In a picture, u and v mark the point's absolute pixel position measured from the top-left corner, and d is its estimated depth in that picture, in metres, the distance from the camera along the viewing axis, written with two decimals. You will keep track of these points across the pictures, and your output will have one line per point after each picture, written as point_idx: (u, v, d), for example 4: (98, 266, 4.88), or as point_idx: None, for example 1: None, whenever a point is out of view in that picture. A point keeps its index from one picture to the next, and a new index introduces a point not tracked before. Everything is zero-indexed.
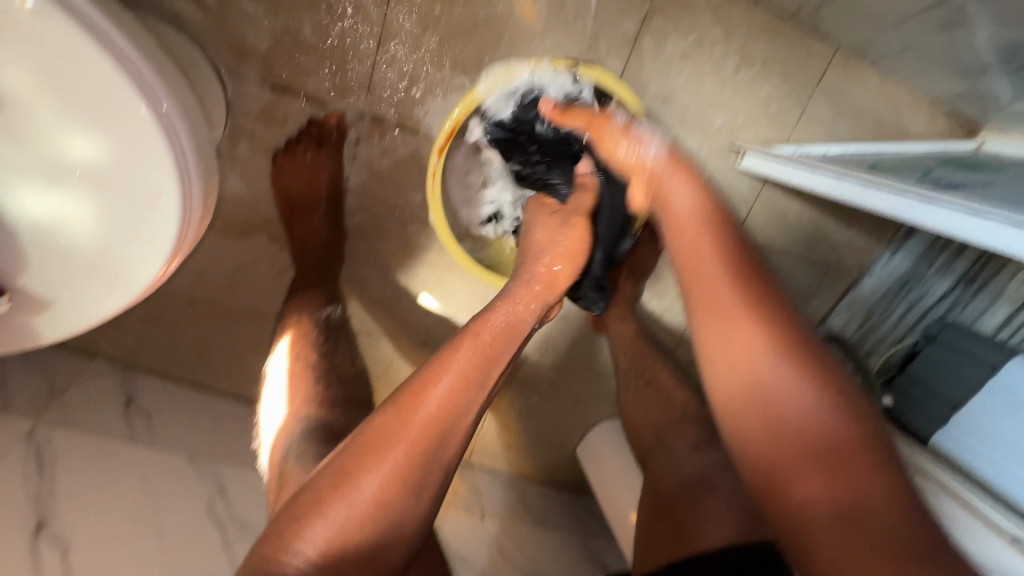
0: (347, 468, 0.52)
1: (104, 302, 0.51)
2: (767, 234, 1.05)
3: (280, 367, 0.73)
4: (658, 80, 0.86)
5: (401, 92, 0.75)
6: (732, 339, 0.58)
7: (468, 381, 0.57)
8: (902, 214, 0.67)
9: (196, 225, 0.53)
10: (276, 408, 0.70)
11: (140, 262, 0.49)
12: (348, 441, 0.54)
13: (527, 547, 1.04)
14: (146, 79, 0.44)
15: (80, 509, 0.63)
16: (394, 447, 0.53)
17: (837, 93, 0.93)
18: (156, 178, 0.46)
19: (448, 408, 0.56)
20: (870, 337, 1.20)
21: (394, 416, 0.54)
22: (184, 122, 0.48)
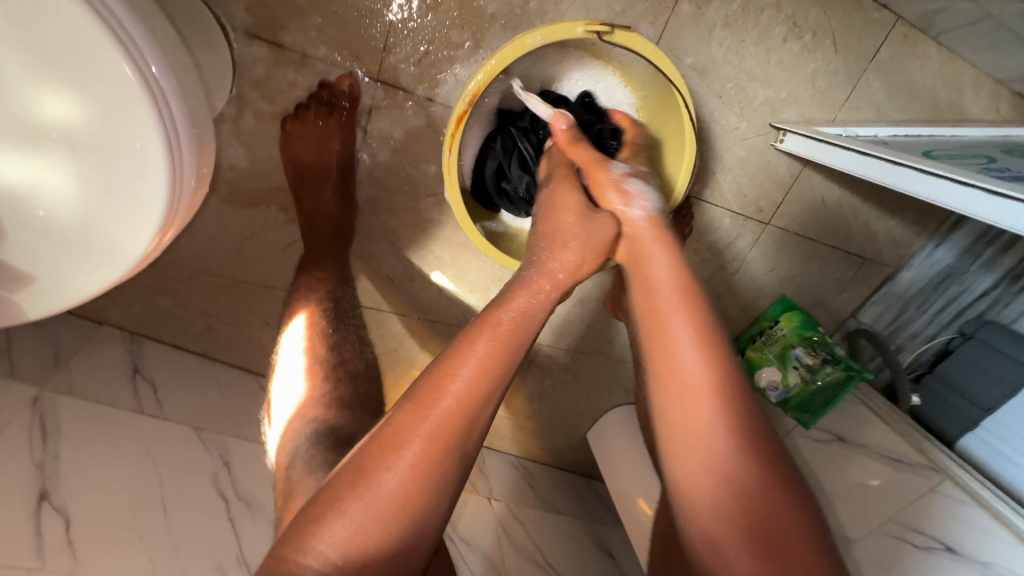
0: (365, 465, 0.47)
1: (92, 275, 0.48)
2: (802, 220, 0.99)
3: (293, 344, 0.71)
4: (697, 49, 0.79)
5: (418, 55, 0.69)
6: (674, 387, 0.58)
7: (490, 369, 0.53)
8: (957, 205, 0.61)
9: (191, 195, 0.49)
10: (290, 390, 0.67)
11: (128, 233, 0.46)
12: (362, 443, 0.49)
13: (533, 530, 1.03)
14: (129, 31, 0.40)
15: (84, 478, 0.62)
16: (413, 443, 0.48)
17: (892, 69, 0.85)
18: (141, 146, 0.42)
19: (467, 400, 0.51)
20: (900, 333, 1.14)
21: (413, 411, 0.49)
22: (176, 87, 0.44)
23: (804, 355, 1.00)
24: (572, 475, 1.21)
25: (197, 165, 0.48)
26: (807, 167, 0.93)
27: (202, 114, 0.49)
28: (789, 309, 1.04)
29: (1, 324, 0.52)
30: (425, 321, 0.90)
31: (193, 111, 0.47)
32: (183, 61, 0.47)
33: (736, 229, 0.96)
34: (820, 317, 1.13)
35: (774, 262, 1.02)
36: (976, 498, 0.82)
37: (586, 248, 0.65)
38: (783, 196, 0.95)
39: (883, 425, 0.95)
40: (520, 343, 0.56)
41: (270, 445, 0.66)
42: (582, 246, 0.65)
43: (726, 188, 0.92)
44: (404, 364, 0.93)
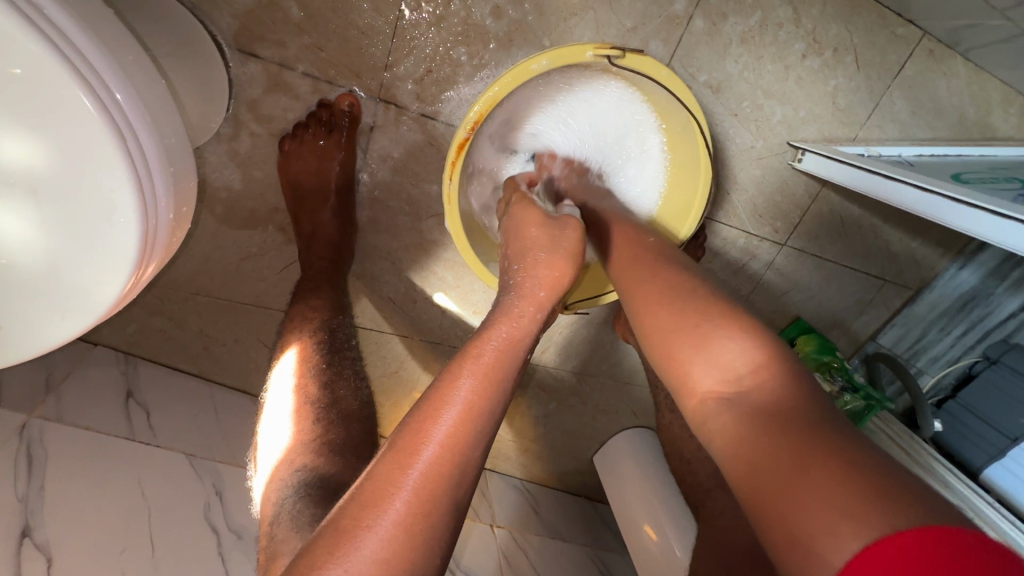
0: (345, 525, 0.37)
1: (64, 321, 0.46)
2: (819, 242, 0.95)
3: (284, 380, 0.68)
4: (712, 66, 0.75)
5: (421, 73, 0.67)
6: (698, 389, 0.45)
7: (482, 407, 0.42)
8: (985, 234, 0.57)
9: (168, 235, 0.47)
10: (278, 431, 0.64)
11: (100, 278, 0.44)
12: (343, 496, 0.39)
13: (536, 559, 1.00)
14: (96, 70, 0.38)
15: (69, 513, 0.59)
16: (398, 500, 0.37)
17: (917, 86, 0.81)
18: (108, 182, 0.40)
19: (451, 447, 0.40)
20: (919, 357, 1.10)
21: (394, 462, 0.39)
22: (143, 115, 0.42)
23: (822, 381, 0.95)
24: (577, 497, 1.18)
25: (174, 203, 0.46)
26: (825, 186, 0.90)
27: (181, 148, 0.47)
28: (806, 332, 1.01)
29: None
30: (426, 343, 0.87)
31: (169, 148, 0.45)
32: (159, 93, 0.45)
33: (750, 249, 0.93)
34: (837, 339, 1.09)
35: (789, 283, 0.99)
36: (1005, 537, 0.77)
37: (553, 259, 0.57)
38: (800, 216, 0.91)
39: (905, 458, 0.91)
40: (507, 382, 0.46)
41: (256, 489, 0.62)
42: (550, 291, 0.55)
43: (740, 208, 0.88)
44: (404, 386, 0.91)
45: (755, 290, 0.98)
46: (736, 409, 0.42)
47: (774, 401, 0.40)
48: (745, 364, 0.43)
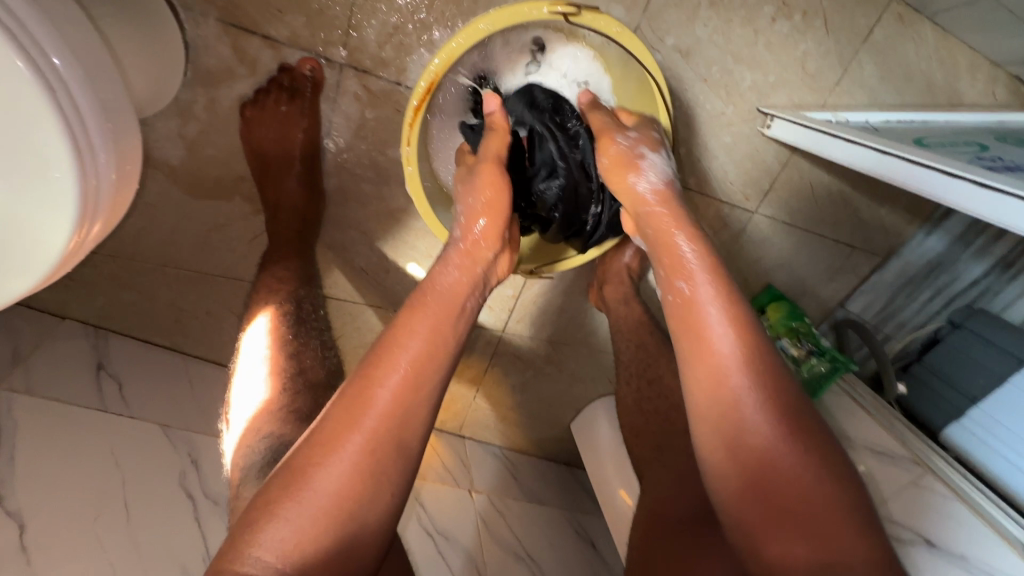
0: (298, 466, 0.48)
1: (8, 279, 0.45)
2: (788, 209, 0.96)
3: (257, 344, 0.71)
4: (681, 29, 0.75)
5: (383, 36, 0.65)
6: (699, 370, 0.57)
7: (419, 363, 0.55)
8: (941, 194, 0.59)
9: (112, 192, 0.48)
10: (251, 390, 0.68)
11: (42, 234, 0.43)
12: (301, 439, 0.50)
13: (514, 522, 1.03)
14: (23, 23, 0.38)
15: (40, 481, 0.60)
16: (348, 440, 0.49)
17: (886, 51, 0.81)
18: (43, 143, 0.40)
19: (399, 395, 0.53)
20: (888, 323, 1.13)
21: (343, 410, 0.51)
22: (75, 74, 0.41)
23: (789, 347, 0.99)
24: (556, 464, 1.20)
25: (114, 158, 0.46)
26: (795, 153, 0.90)
27: (120, 105, 0.47)
28: (776, 299, 1.03)
29: None
30: (400, 314, 0.87)
31: (105, 105, 0.45)
32: (95, 51, 0.44)
33: (722, 218, 0.94)
34: (808, 306, 1.11)
35: (760, 250, 1.00)
36: (955, 489, 0.82)
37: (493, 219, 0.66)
38: (771, 183, 0.92)
39: (867, 416, 0.95)
40: (452, 334, 0.59)
41: (226, 447, 0.67)
42: (492, 222, 0.66)
43: (712, 175, 0.88)
44: None
45: (727, 257, 1.00)
46: (715, 438, 0.55)
47: (735, 427, 0.54)
48: (706, 393, 0.56)
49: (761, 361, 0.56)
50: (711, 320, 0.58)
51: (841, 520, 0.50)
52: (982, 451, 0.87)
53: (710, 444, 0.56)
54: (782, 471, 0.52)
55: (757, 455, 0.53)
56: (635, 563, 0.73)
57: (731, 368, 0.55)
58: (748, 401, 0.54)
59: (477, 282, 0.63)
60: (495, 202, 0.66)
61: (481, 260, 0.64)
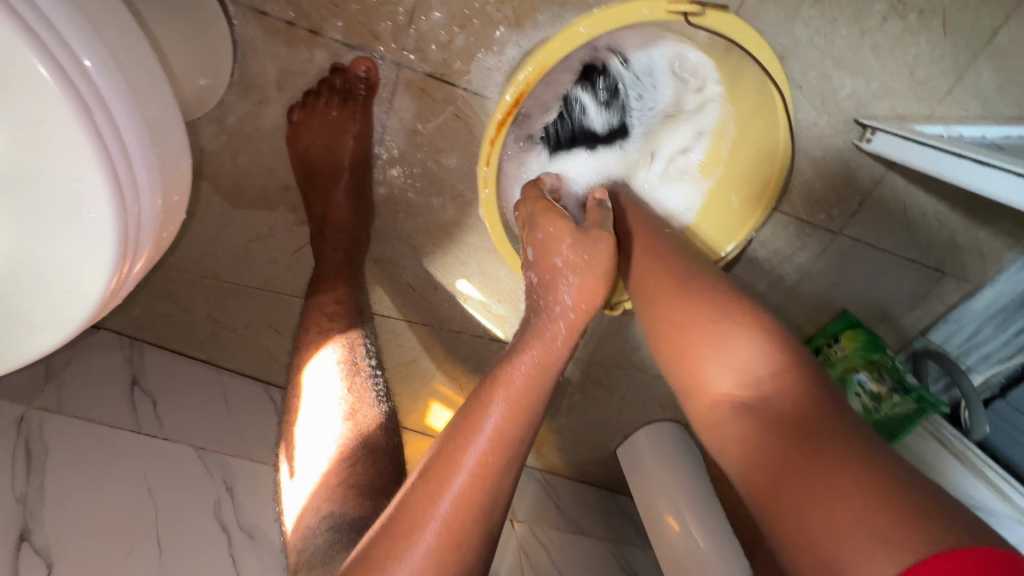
0: (373, 559, 0.42)
1: (39, 329, 0.41)
2: (875, 230, 0.86)
3: (324, 384, 0.64)
4: (775, 30, 0.66)
5: (446, 37, 0.58)
6: (647, 273, 0.62)
7: (506, 443, 0.47)
8: None
9: (155, 222, 0.42)
10: (319, 445, 0.60)
11: (75, 279, 0.39)
12: (376, 527, 0.44)
13: (557, 554, 0.97)
14: (64, 46, 0.33)
15: (69, 514, 0.56)
16: (425, 531, 0.42)
17: (1010, 56, 0.71)
18: (73, 173, 0.35)
19: (483, 479, 0.45)
20: (970, 353, 1.04)
21: (422, 494, 0.44)
22: (111, 89, 0.36)
23: (868, 381, 0.90)
24: (598, 489, 1.14)
25: (158, 185, 0.41)
26: (891, 169, 0.80)
27: (167, 125, 0.42)
28: (852, 326, 0.95)
29: None
30: (444, 333, 0.82)
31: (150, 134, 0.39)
32: (138, 57, 0.39)
33: (799, 238, 0.85)
34: (884, 334, 1.02)
35: (837, 273, 0.91)
36: None
37: (586, 279, 0.60)
38: (860, 201, 0.83)
39: (959, 466, 0.85)
40: (536, 403, 0.51)
41: (286, 514, 0.58)
42: (583, 297, 0.60)
43: (793, 192, 0.80)
44: (424, 376, 0.87)
45: (800, 280, 0.91)
46: (658, 302, 0.59)
47: (677, 286, 0.58)
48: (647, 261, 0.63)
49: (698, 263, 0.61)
50: (665, 273, 0.61)
51: (795, 387, 0.48)
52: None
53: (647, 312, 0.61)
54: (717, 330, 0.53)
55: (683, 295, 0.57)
56: None
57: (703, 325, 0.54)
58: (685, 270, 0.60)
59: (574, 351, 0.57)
60: (587, 277, 0.60)
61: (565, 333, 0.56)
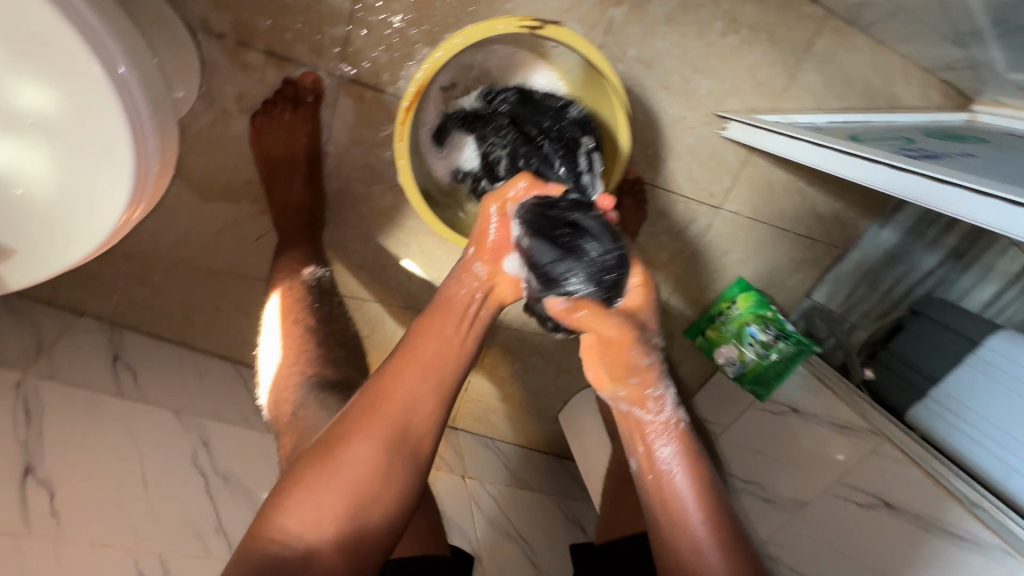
0: (323, 453, 0.58)
1: (58, 255, 0.52)
2: (751, 205, 1.04)
3: (272, 322, 0.80)
4: (641, 44, 0.84)
5: (376, 53, 0.74)
6: (666, 503, 0.67)
7: (431, 370, 0.62)
8: (931, 203, 0.62)
9: (158, 180, 0.54)
10: (270, 357, 0.78)
11: (97, 214, 0.50)
12: (329, 428, 0.61)
13: (508, 508, 1.08)
14: (96, 34, 0.44)
15: (65, 455, 0.65)
16: (363, 436, 0.59)
17: (828, 60, 0.91)
18: (108, 134, 0.46)
19: (410, 394, 0.61)
20: (853, 312, 1.19)
21: (363, 410, 0.60)
22: (138, 77, 0.48)
23: (758, 332, 1.08)
24: (547, 455, 1.26)
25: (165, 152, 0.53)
26: (754, 153, 0.99)
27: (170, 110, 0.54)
28: (745, 289, 1.11)
29: None
30: (393, 308, 0.94)
31: (156, 100, 0.51)
32: None
33: (689, 213, 1.02)
34: (777, 297, 1.19)
35: (728, 244, 1.09)
36: (910, 454, 0.86)
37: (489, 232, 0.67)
38: (733, 181, 1.01)
39: (830, 394, 1.01)
40: (464, 335, 0.65)
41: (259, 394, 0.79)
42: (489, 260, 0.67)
43: (677, 174, 0.97)
44: (378, 349, 0.98)
45: (696, 250, 1.08)
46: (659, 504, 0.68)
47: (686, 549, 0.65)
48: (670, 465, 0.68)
49: (697, 464, 0.69)
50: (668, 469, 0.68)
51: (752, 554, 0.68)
52: (965, 441, 0.86)
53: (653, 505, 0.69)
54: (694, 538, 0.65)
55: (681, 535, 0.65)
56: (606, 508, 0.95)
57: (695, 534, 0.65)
58: (675, 471, 0.68)
59: (489, 297, 0.67)
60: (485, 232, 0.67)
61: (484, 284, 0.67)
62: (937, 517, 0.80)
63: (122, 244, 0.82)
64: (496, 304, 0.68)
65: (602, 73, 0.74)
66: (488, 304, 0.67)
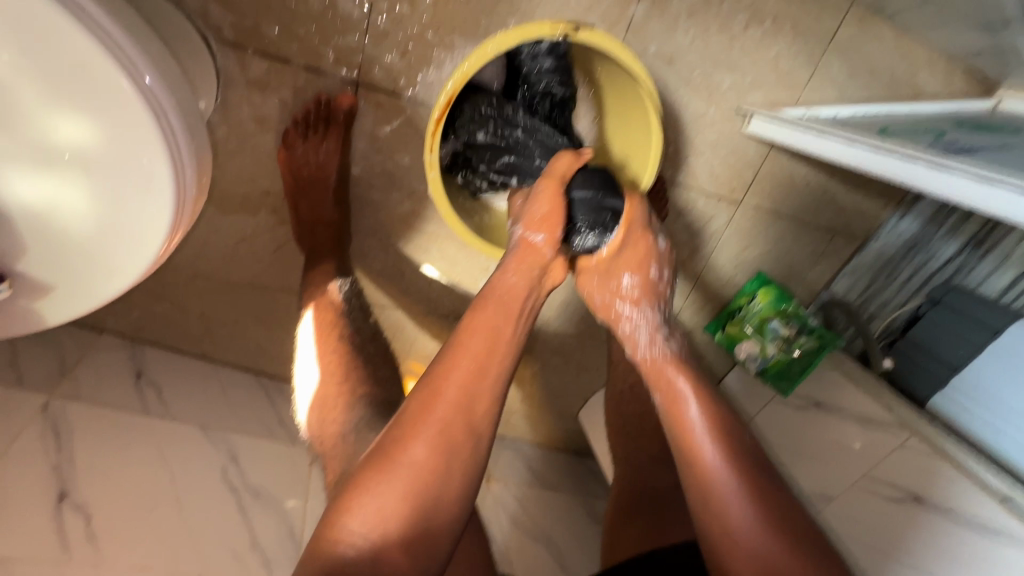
0: (387, 450, 0.56)
1: (99, 286, 0.51)
2: (772, 199, 1.03)
3: (306, 340, 0.81)
4: (662, 39, 0.82)
5: (394, 58, 0.72)
6: (689, 445, 0.68)
7: (481, 362, 0.61)
8: (961, 198, 0.60)
9: (194, 203, 0.53)
10: (307, 377, 0.80)
11: (140, 245, 0.49)
12: (387, 427, 0.58)
13: (532, 508, 1.08)
14: (129, 56, 0.43)
15: (96, 479, 0.65)
16: (424, 431, 0.56)
17: (851, 50, 0.89)
18: (147, 163, 0.45)
19: (464, 387, 0.59)
20: (872, 302, 1.17)
21: (419, 405, 0.58)
22: (168, 97, 0.46)
23: (780, 327, 1.06)
24: (567, 454, 1.25)
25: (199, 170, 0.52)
26: (774, 146, 0.97)
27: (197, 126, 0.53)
28: (764, 284, 1.08)
29: (21, 328, 0.54)
30: (414, 314, 0.94)
31: (187, 121, 0.49)
32: None
33: (709, 209, 1.01)
34: (795, 290, 1.18)
35: (748, 239, 1.07)
36: (937, 448, 0.86)
37: (541, 210, 0.68)
38: (753, 175, 0.99)
39: (855, 388, 1.00)
40: (511, 327, 0.65)
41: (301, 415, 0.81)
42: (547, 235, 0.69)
43: (698, 170, 0.96)
44: (400, 355, 0.98)
45: (716, 246, 1.06)
46: (690, 450, 0.68)
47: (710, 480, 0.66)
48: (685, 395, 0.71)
49: (716, 416, 0.70)
50: (687, 412, 0.69)
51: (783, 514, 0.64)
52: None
53: (679, 446, 0.69)
54: (725, 486, 0.65)
55: (705, 465, 0.67)
56: (610, 519, 0.93)
57: (718, 469, 0.66)
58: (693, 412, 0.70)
59: (534, 283, 0.68)
60: (542, 210, 0.68)
61: (538, 268, 0.68)
62: (970, 512, 0.79)
63: None
64: (546, 290, 0.70)
65: (637, 77, 0.72)
66: (531, 293, 0.68)
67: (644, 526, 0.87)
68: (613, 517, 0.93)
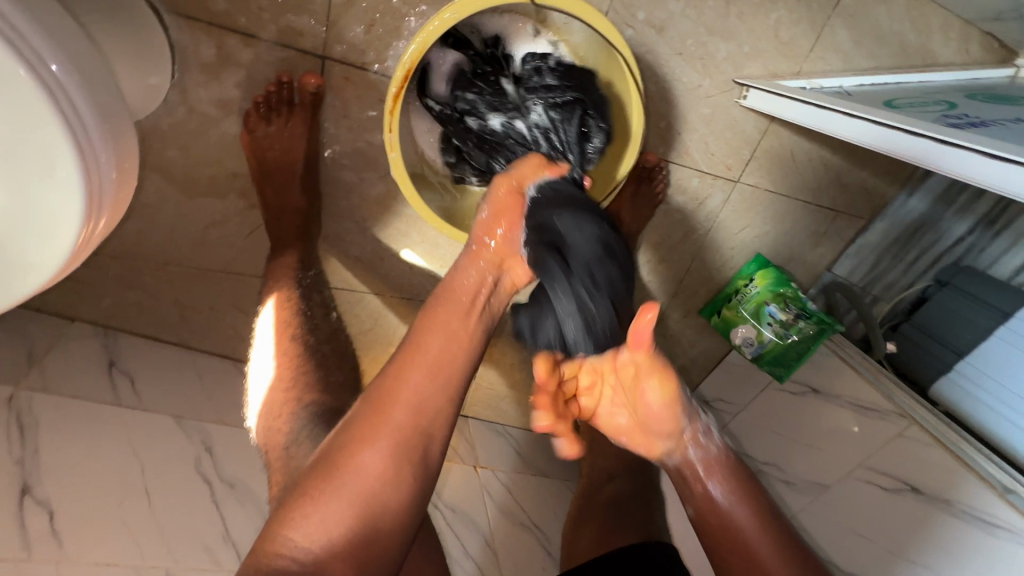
0: (336, 457, 0.54)
1: (11, 282, 0.48)
2: (771, 177, 0.98)
3: (265, 333, 0.80)
4: (651, 6, 0.77)
5: (362, 30, 0.67)
6: (708, 508, 0.63)
7: (439, 367, 0.59)
8: (979, 177, 0.55)
9: (113, 189, 0.51)
10: (262, 370, 0.79)
11: (53, 235, 0.46)
12: (335, 433, 0.56)
13: (520, 495, 1.07)
14: (20, 32, 0.40)
15: (63, 472, 0.63)
16: (376, 440, 0.55)
17: (858, 15, 0.83)
18: (51, 148, 0.43)
19: (420, 393, 0.57)
20: (875, 285, 1.11)
21: (370, 412, 0.56)
22: (75, 81, 0.45)
23: (777, 312, 1.02)
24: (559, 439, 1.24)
25: (114, 159, 0.50)
26: (773, 121, 0.92)
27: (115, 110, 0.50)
28: (762, 266, 1.05)
29: None
30: (395, 300, 0.91)
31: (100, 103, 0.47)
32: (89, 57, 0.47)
33: (705, 188, 0.96)
34: (797, 272, 1.13)
35: (746, 220, 1.02)
36: (939, 438, 0.82)
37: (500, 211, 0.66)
38: (751, 152, 0.94)
39: (856, 376, 0.96)
40: (472, 328, 0.62)
41: (251, 413, 0.79)
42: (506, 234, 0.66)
43: (692, 147, 0.91)
44: (382, 343, 0.95)
45: (712, 227, 1.02)
46: (706, 510, 0.63)
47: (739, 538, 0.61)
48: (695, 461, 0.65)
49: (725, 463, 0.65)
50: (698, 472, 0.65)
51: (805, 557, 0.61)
52: (991, 419, 0.82)
53: (695, 508, 0.65)
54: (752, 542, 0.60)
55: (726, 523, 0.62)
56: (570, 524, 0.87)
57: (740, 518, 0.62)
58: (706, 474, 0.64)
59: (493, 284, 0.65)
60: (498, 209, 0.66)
61: (495, 266, 0.66)
62: (970, 505, 0.76)
63: (108, 245, 0.78)
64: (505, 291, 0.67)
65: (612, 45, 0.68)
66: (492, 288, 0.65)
67: (596, 530, 0.81)
68: (571, 522, 0.88)
